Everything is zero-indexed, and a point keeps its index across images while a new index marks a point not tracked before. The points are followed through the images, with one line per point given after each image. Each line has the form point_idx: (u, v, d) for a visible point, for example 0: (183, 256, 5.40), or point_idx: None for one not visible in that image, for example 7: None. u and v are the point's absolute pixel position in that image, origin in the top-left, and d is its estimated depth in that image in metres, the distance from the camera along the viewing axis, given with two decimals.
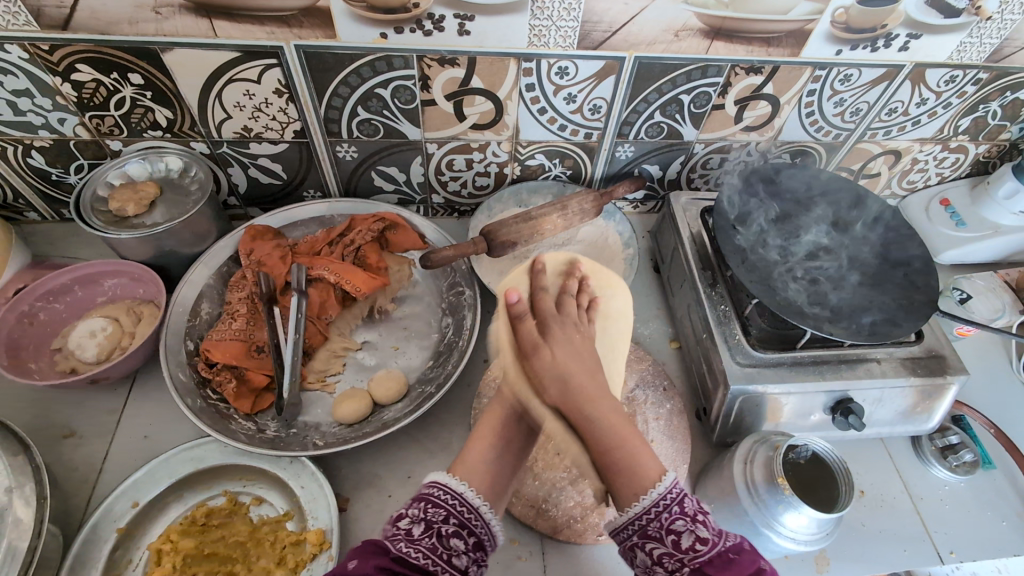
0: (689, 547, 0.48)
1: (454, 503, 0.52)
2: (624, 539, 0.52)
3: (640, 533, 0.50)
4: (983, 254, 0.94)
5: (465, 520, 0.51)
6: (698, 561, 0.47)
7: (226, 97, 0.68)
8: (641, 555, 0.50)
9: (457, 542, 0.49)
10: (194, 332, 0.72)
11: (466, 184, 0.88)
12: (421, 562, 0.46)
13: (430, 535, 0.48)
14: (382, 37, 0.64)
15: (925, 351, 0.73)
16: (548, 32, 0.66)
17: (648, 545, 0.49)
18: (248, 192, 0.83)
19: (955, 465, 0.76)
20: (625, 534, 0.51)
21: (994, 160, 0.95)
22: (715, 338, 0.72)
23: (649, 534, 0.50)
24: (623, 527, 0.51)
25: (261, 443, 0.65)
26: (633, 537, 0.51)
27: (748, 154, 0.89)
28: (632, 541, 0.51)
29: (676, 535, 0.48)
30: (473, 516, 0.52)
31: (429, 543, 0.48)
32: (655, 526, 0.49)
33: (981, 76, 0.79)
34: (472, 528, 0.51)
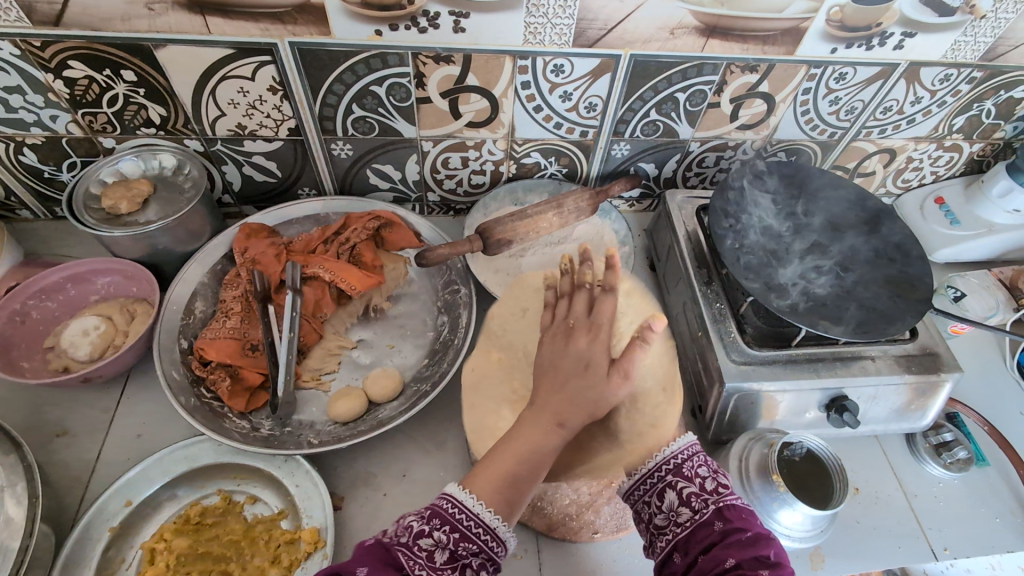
0: (715, 489, 0.54)
1: (484, 536, 0.49)
2: (653, 482, 0.56)
3: (672, 473, 0.56)
4: (977, 252, 0.94)
5: (491, 553, 0.49)
6: (724, 501, 0.53)
7: (219, 94, 0.68)
8: (668, 498, 0.55)
9: (480, 574, 0.49)
10: (188, 331, 0.72)
11: (462, 182, 0.87)
12: None
13: (449, 565, 0.47)
14: (377, 35, 0.64)
15: (919, 349, 0.73)
16: (543, 29, 0.66)
17: (680, 485, 0.55)
18: (242, 190, 0.83)
19: (949, 462, 0.76)
20: (656, 477, 0.56)
21: (989, 158, 0.96)
22: (711, 336, 0.72)
23: (682, 475, 0.55)
24: (655, 470, 0.56)
25: (255, 442, 0.65)
26: (665, 477, 0.56)
27: (744, 152, 0.89)
28: (663, 482, 0.55)
29: (704, 478, 0.55)
30: (498, 547, 0.50)
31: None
32: (690, 467, 0.56)
33: (976, 75, 0.79)
34: (495, 558, 0.50)
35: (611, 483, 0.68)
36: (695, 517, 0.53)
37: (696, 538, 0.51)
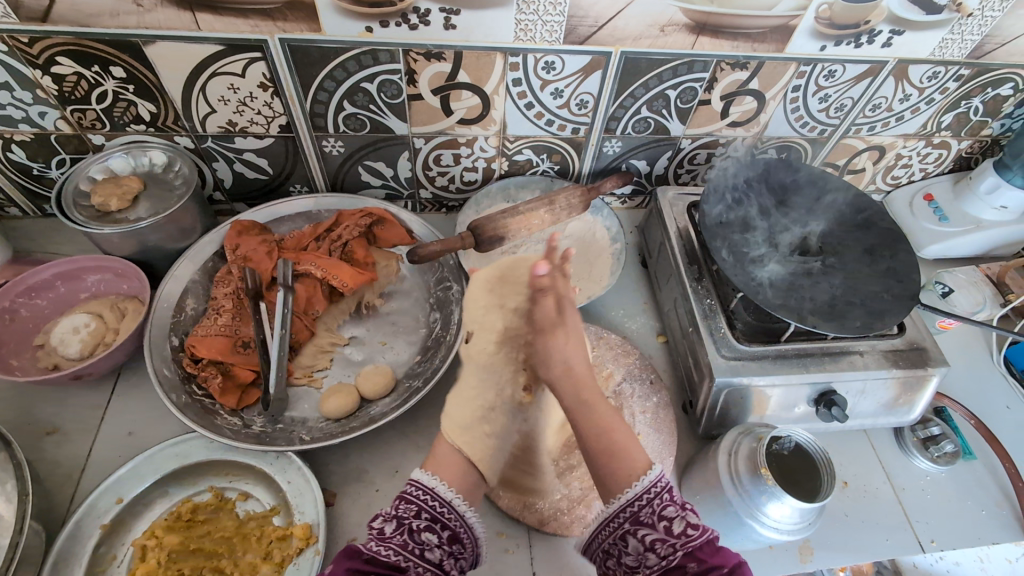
0: (682, 531, 0.50)
1: (427, 498, 0.52)
2: (614, 527, 0.53)
3: (631, 520, 0.51)
4: (965, 249, 0.95)
5: (438, 514, 0.51)
6: (692, 543, 0.49)
7: (209, 91, 0.68)
8: (631, 543, 0.51)
9: (430, 536, 0.50)
10: (179, 327, 0.72)
11: (455, 179, 0.87)
12: (391, 558, 0.47)
13: (402, 533, 0.49)
14: (368, 31, 0.63)
15: (907, 344, 0.74)
16: (534, 26, 0.66)
17: (640, 532, 0.51)
18: (234, 187, 0.83)
19: (937, 455, 0.77)
20: (616, 522, 0.52)
21: (976, 156, 0.97)
22: (701, 332, 0.72)
23: (640, 521, 0.51)
24: (615, 515, 0.53)
25: (247, 439, 0.65)
26: (624, 525, 0.52)
27: (735, 149, 0.90)
28: (623, 528, 0.52)
29: (669, 521, 0.50)
30: (447, 512, 0.52)
31: (400, 540, 0.49)
32: (648, 511, 0.51)
33: (963, 73, 0.80)
34: (446, 523, 0.51)
35: None
36: (664, 563, 0.49)
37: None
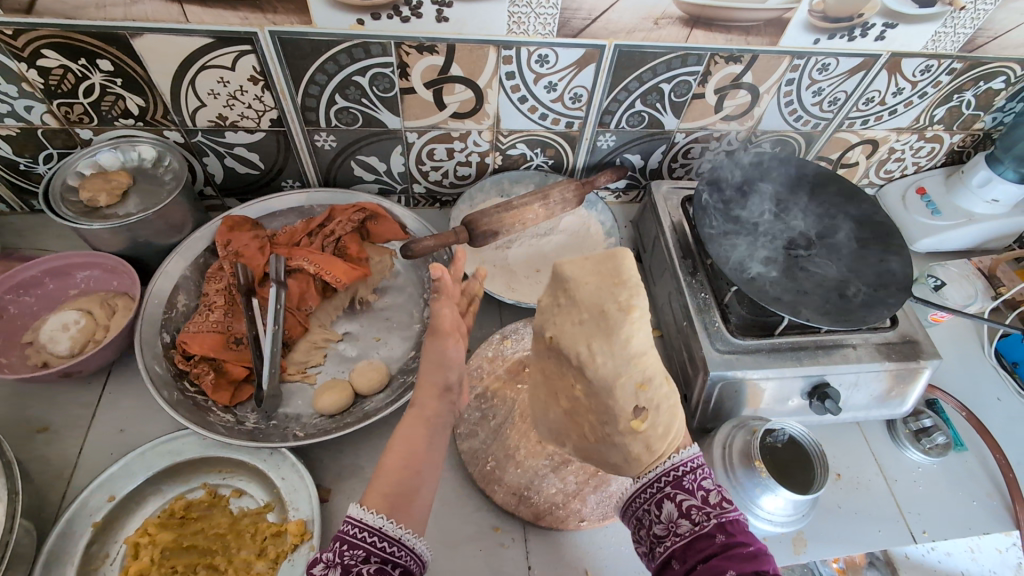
0: (718, 501, 0.54)
1: (372, 540, 0.46)
2: (653, 491, 0.56)
3: (673, 485, 0.55)
4: (957, 242, 0.96)
5: (386, 554, 0.46)
6: (726, 515, 0.53)
7: (199, 85, 0.67)
8: (667, 508, 0.55)
9: None
10: (170, 324, 0.71)
11: (448, 174, 0.87)
12: None
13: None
14: (360, 24, 0.63)
15: (900, 337, 0.74)
16: (528, 19, 0.65)
17: (679, 497, 0.55)
18: (225, 182, 0.82)
19: (929, 447, 0.78)
20: (657, 486, 0.56)
21: (969, 149, 0.97)
22: (696, 326, 0.72)
23: (682, 486, 0.55)
24: (655, 480, 0.56)
25: (240, 435, 0.64)
26: (664, 488, 0.56)
27: (728, 143, 0.90)
28: (662, 492, 0.55)
29: (707, 491, 0.55)
30: (396, 549, 0.47)
31: None
32: (691, 479, 0.55)
33: (956, 66, 0.80)
34: (396, 561, 0.47)
35: (597, 472, 0.68)
36: (696, 528, 0.52)
37: (696, 548, 0.51)
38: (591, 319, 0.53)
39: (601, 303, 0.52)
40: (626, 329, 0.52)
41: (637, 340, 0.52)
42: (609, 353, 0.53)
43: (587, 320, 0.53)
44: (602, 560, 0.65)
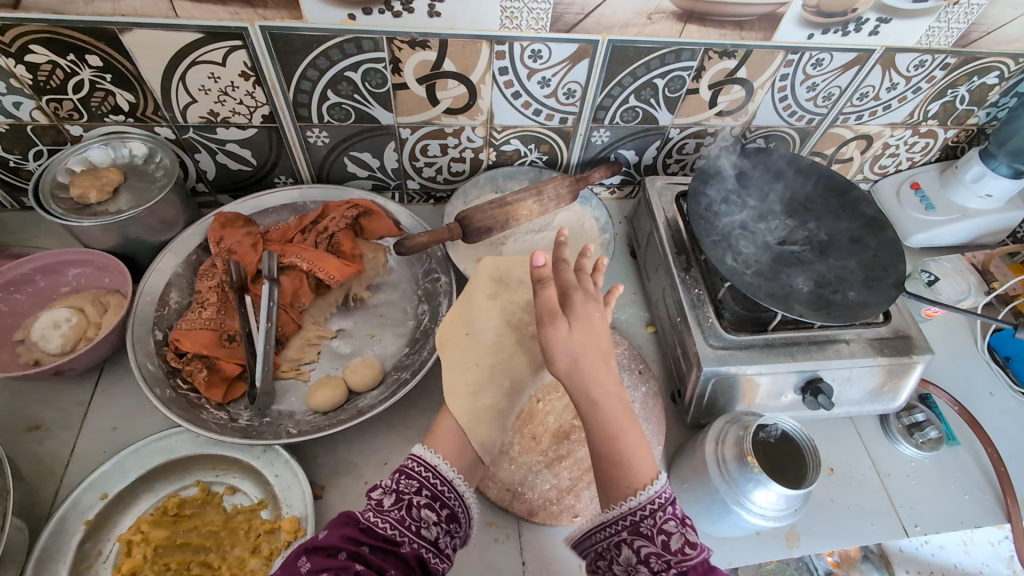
0: (679, 548, 0.47)
1: (429, 476, 0.55)
2: (609, 533, 0.51)
3: (630, 530, 0.49)
4: (951, 237, 0.96)
5: (437, 492, 0.55)
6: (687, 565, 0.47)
7: (190, 80, 0.66)
8: (625, 551, 0.50)
9: (427, 513, 0.53)
10: (163, 322, 0.70)
11: (442, 170, 0.87)
12: (387, 531, 0.51)
13: (399, 507, 0.52)
14: (351, 19, 0.62)
15: (893, 332, 0.74)
16: (520, 14, 0.65)
17: (636, 543, 0.49)
18: (217, 179, 0.81)
19: (921, 442, 0.78)
20: (612, 529, 0.50)
21: (963, 145, 0.97)
22: (689, 321, 0.72)
23: (640, 533, 0.49)
24: (612, 521, 0.50)
25: (234, 432, 0.64)
26: (622, 532, 0.50)
27: (723, 139, 0.89)
28: (619, 536, 0.50)
29: (668, 536, 0.48)
30: (447, 489, 0.55)
31: (398, 514, 0.52)
32: (650, 524, 0.48)
33: (949, 61, 0.80)
34: (445, 501, 0.55)
35: (591, 468, 0.68)
36: None
37: None
38: (495, 311, 0.66)
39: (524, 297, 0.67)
40: (561, 334, 0.51)
41: (560, 351, 0.51)
42: (497, 340, 0.64)
43: (489, 314, 0.65)
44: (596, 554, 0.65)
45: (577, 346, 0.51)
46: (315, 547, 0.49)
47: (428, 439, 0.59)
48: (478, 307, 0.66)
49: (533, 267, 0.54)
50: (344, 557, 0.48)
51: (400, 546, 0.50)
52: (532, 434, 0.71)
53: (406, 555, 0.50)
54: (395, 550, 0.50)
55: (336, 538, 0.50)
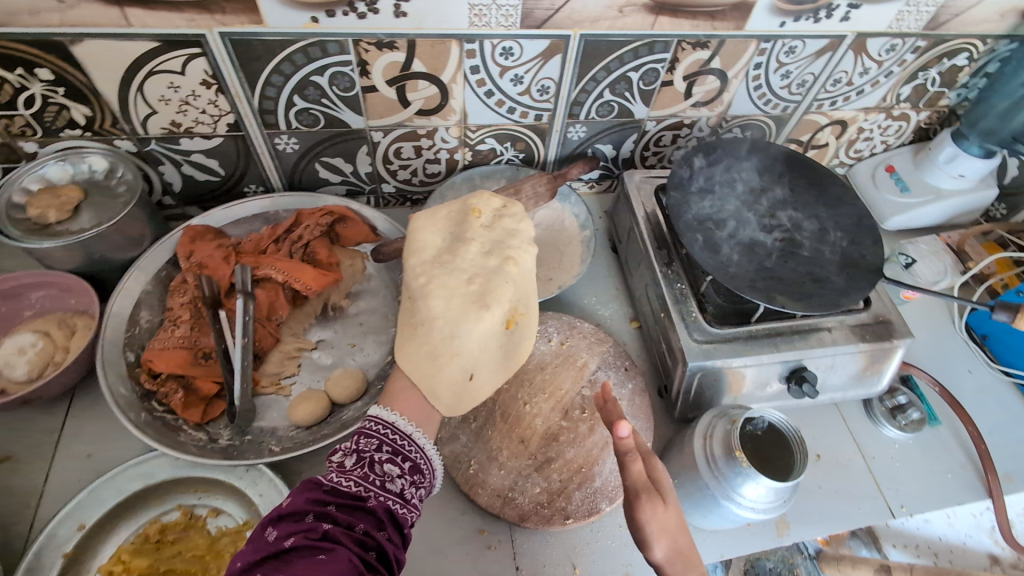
0: None
1: (386, 432, 0.54)
2: None
3: None
4: (926, 219, 0.97)
5: (397, 446, 0.53)
6: None
7: (148, 90, 0.64)
8: None
9: (390, 467, 0.51)
10: (134, 343, 0.68)
11: (417, 172, 0.85)
12: (352, 488, 0.49)
13: (361, 466, 0.51)
14: (314, 22, 0.60)
15: (873, 317, 0.75)
16: (488, 11, 0.63)
17: None
18: (184, 191, 0.79)
19: (904, 424, 0.79)
20: None
21: (935, 127, 0.97)
22: (673, 316, 0.72)
23: None
24: None
25: (214, 453, 0.62)
26: None
27: (699, 130, 0.89)
28: None
29: None
30: (407, 443, 0.54)
31: (360, 472, 0.50)
32: None
33: (920, 44, 0.80)
34: (407, 454, 0.53)
35: (581, 469, 0.68)
36: None
37: None
38: (432, 270, 0.60)
39: (461, 251, 0.60)
40: (659, 514, 0.48)
41: (656, 531, 0.48)
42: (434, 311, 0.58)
43: (426, 275, 0.59)
44: (589, 554, 0.65)
45: (674, 526, 0.48)
46: (280, 516, 0.47)
47: (387, 400, 0.57)
48: (410, 269, 0.60)
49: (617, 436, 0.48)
50: (312, 518, 0.46)
51: (366, 500, 0.48)
52: (520, 438, 0.70)
53: (375, 508, 0.48)
54: (361, 506, 0.48)
55: (300, 502, 0.47)
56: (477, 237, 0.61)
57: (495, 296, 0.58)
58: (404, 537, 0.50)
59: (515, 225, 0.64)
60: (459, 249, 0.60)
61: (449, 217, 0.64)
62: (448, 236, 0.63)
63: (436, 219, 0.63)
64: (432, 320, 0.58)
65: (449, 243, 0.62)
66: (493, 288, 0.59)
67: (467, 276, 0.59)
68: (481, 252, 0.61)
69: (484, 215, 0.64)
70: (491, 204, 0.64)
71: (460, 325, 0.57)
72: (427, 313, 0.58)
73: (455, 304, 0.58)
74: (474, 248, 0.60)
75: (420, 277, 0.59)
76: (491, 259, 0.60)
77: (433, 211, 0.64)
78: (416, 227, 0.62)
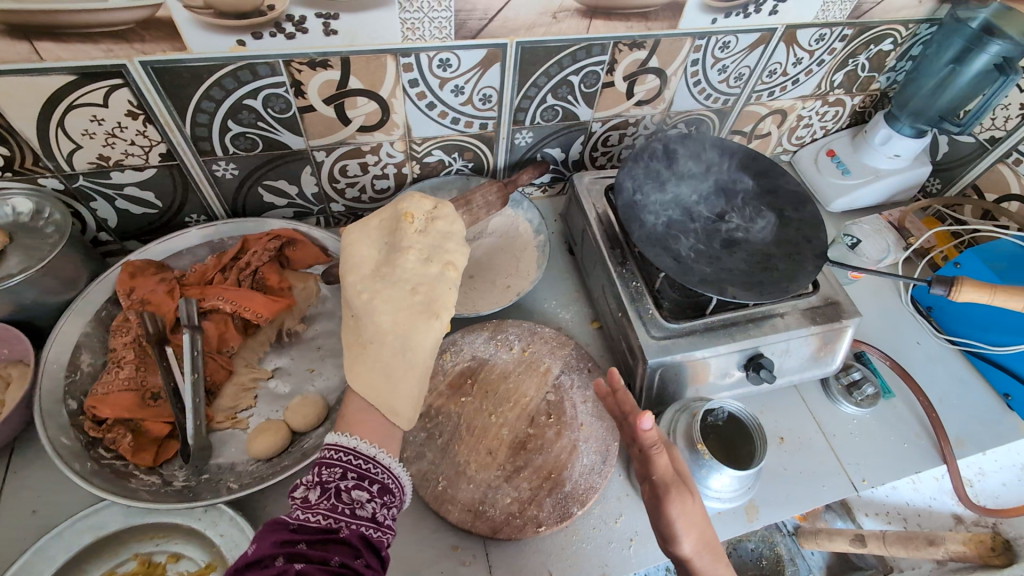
0: None
1: (350, 458, 0.51)
2: None
3: None
4: (868, 200, 1.01)
5: (363, 471, 0.51)
6: None
7: (70, 125, 0.61)
8: None
9: (358, 493, 0.49)
10: (75, 389, 0.65)
11: (366, 189, 0.84)
12: (320, 522, 0.47)
13: (328, 497, 0.49)
14: (240, 45, 0.59)
15: (823, 300, 0.77)
16: (421, 24, 0.63)
17: None
18: (121, 226, 0.76)
19: (860, 399, 0.82)
20: None
21: (869, 110, 1.01)
22: (630, 314, 0.73)
23: None
24: None
25: (168, 497, 0.60)
26: None
27: (645, 128, 0.90)
28: None
29: None
30: (373, 466, 0.52)
31: (327, 504, 0.48)
32: None
33: (847, 33, 0.83)
34: (373, 477, 0.51)
35: (551, 475, 0.68)
36: None
37: None
38: (374, 286, 0.59)
39: (401, 262, 0.59)
40: (686, 506, 0.52)
41: (683, 523, 0.52)
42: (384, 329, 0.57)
43: (369, 291, 0.59)
44: (563, 560, 0.65)
45: (698, 520, 0.53)
46: (246, 564, 0.44)
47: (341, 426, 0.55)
48: (350, 287, 0.60)
49: (641, 430, 0.51)
50: (281, 561, 0.44)
51: (338, 531, 0.47)
52: (488, 450, 0.70)
53: (348, 538, 0.47)
54: (333, 538, 0.46)
55: (267, 547, 0.45)
56: (413, 245, 0.61)
57: (442, 303, 0.58)
58: (382, 561, 0.49)
59: (449, 227, 0.63)
60: (399, 260, 0.60)
61: (382, 226, 0.64)
62: (384, 247, 0.62)
63: (369, 231, 0.63)
64: (380, 334, 0.57)
65: (385, 255, 0.61)
66: (438, 296, 0.58)
67: (408, 285, 0.59)
68: (420, 260, 0.60)
69: (418, 219, 0.63)
70: (421, 206, 0.63)
71: (410, 336, 0.57)
72: (374, 329, 0.57)
73: (403, 316, 0.57)
74: (412, 257, 0.60)
75: (362, 294, 0.59)
76: (428, 266, 0.60)
77: (364, 223, 0.63)
78: (349, 243, 0.62)
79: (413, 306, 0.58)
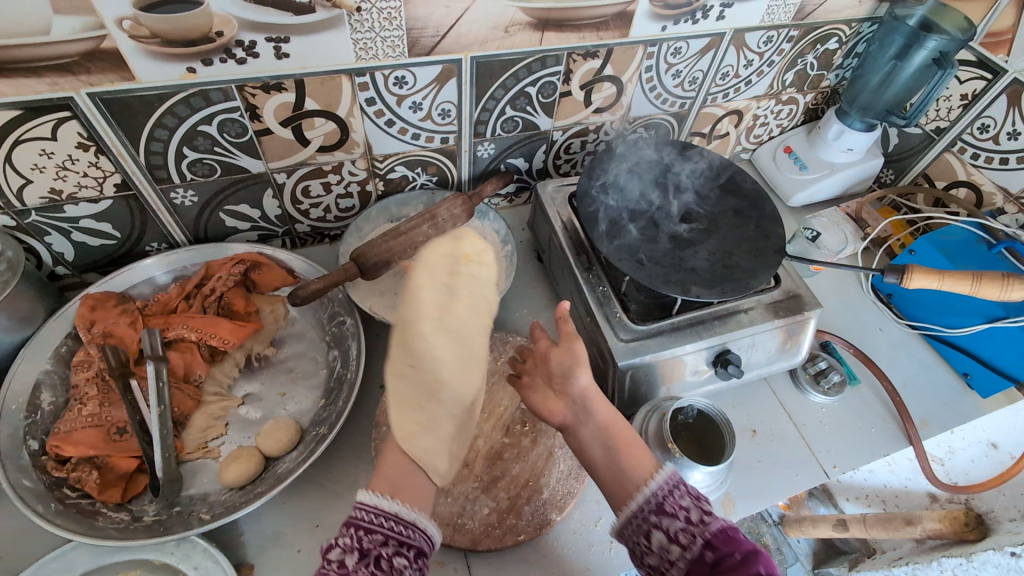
0: (700, 518, 0.49)
1: (388, 523, 0.49)
2: (640, 522, 0.51)
3: (655, 516, 0.50)
4: (824, 193, 1.04)
5: (402, 537, 0.49)
6: (711, 528, 0.48)
7: (18, 160, 0.60)
8: (656, 538, 0.49)
9: (398, 561, 0.47)
10: (36, 429, 0.63)
11: (330, 208, 0.83)
12: None
13: (365, 565, 0.46)
14: (190, 72, 0.59)
15: (784, 294, 0.79)
16: (374, 44, 0.63)
17: (664, 523, 0.50)
18: (78, 259, 0.74)
19: (827, 388, 0.84)
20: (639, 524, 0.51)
21: (821, 106, 1.04)
22: (598, 319, 0.74)
23: (665, 511, 0.50)
24: (639, 510, 0.51)
25: (138, 532, 0.59)
26: (649, 517, 0.51)
27: (605, 134, 0.92)
28: (648, 523, 0.50)
29: (688, 509, 0.50)
30: (411, 530, 0.49)
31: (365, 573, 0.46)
32: (671, 500, 0.51)
33: (793, 34, 0.86)
34: (411, 542, 0.49)
35: (528, 483, 0.68)
36: (687, 554, 0.48)
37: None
38: (439, 337, 0.53)
39: (462, 310, 0.55)
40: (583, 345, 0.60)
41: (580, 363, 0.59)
42: None
43: (434, 344, 0.53)
44: (544, 567, 0.65)
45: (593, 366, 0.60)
46: None
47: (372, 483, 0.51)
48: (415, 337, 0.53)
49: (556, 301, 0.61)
50: None
51: None
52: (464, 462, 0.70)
53: None
54: None
55: None
56: (467, 292, 0.55)
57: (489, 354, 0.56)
58: None
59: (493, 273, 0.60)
60: (459, 310, 0.54)
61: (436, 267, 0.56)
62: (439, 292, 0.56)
63: (427, 273, 0.56)
64: (435, 391, 0.53)
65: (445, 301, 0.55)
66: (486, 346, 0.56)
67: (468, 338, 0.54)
68: (475, 307, 0.56)
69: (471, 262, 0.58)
70: (476, 247, 0.59)
71: (461, 389, 0.54)
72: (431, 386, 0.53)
73: (460, 369, 0.54)
74: (469, 306, 0.55)
75: (428, 346, 0.53)
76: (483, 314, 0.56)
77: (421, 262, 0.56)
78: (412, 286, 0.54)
79: (469, 358, 0.54)
